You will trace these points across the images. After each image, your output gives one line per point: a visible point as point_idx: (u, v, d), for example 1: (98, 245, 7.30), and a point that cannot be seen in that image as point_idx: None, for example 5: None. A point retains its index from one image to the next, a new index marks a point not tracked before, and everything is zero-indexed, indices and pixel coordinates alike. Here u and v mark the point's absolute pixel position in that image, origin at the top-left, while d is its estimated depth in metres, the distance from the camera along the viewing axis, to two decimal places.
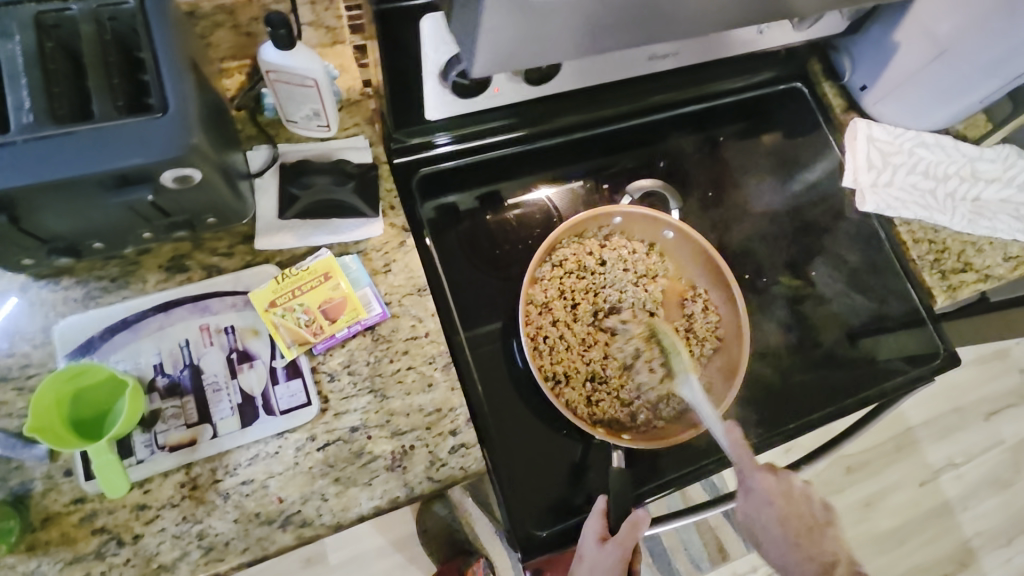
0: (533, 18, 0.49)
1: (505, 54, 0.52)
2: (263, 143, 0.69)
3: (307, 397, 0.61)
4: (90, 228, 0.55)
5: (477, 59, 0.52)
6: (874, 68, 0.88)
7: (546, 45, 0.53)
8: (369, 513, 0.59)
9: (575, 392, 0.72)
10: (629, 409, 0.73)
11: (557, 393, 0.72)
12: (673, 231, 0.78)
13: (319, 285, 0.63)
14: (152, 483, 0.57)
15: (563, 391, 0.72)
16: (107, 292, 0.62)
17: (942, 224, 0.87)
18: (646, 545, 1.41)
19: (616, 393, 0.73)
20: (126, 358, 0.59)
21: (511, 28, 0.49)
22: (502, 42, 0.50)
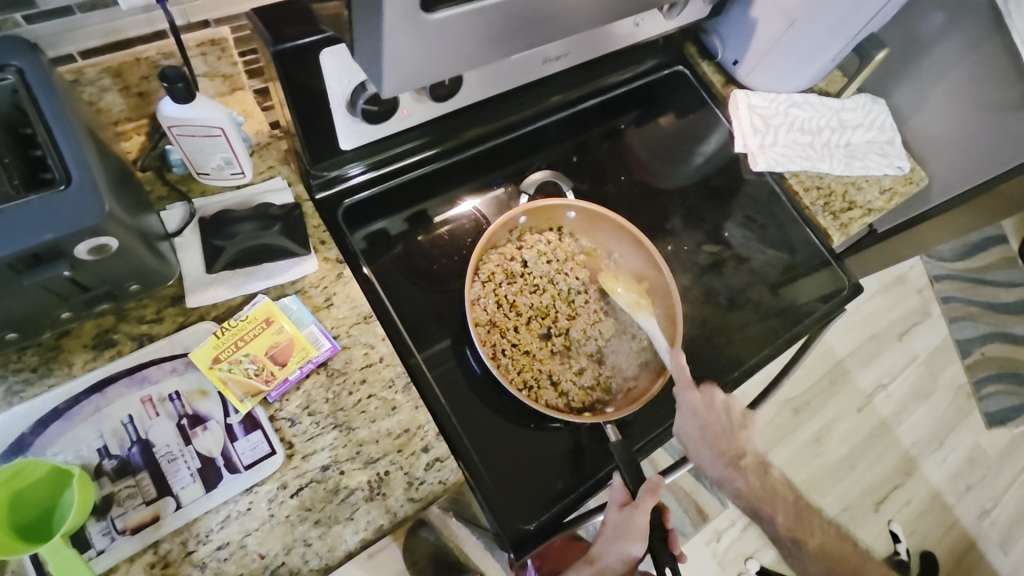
0: (434, 35, 0.51)
1: (412, 70, 0.54)
2: (176, 201, 0.67)
3: (270, 446, 0.60)
4: (1, 318, 0.51)
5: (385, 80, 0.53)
6: (740, 43, 0.97)
7: (450, 57, 0.55)
8: (357, 547, 0.59)
9: (549, 391, 0.75)
10: (602, 385, 0.77)
11: (535, 397, 0.74)
12: (573, 210, 0.83)
13: (262, 331, 0.62)
14: (118, 572, 0.53)
15: (541, 393, 0.74)
16: (30, 384, 0.57)
17: (825, 171, 0.98)
18: None
19: (584, 377, 0.77)
20: (65, 448, 0.55)
21: (416, 45, 0.51)
22: (408, 59, 0.52)
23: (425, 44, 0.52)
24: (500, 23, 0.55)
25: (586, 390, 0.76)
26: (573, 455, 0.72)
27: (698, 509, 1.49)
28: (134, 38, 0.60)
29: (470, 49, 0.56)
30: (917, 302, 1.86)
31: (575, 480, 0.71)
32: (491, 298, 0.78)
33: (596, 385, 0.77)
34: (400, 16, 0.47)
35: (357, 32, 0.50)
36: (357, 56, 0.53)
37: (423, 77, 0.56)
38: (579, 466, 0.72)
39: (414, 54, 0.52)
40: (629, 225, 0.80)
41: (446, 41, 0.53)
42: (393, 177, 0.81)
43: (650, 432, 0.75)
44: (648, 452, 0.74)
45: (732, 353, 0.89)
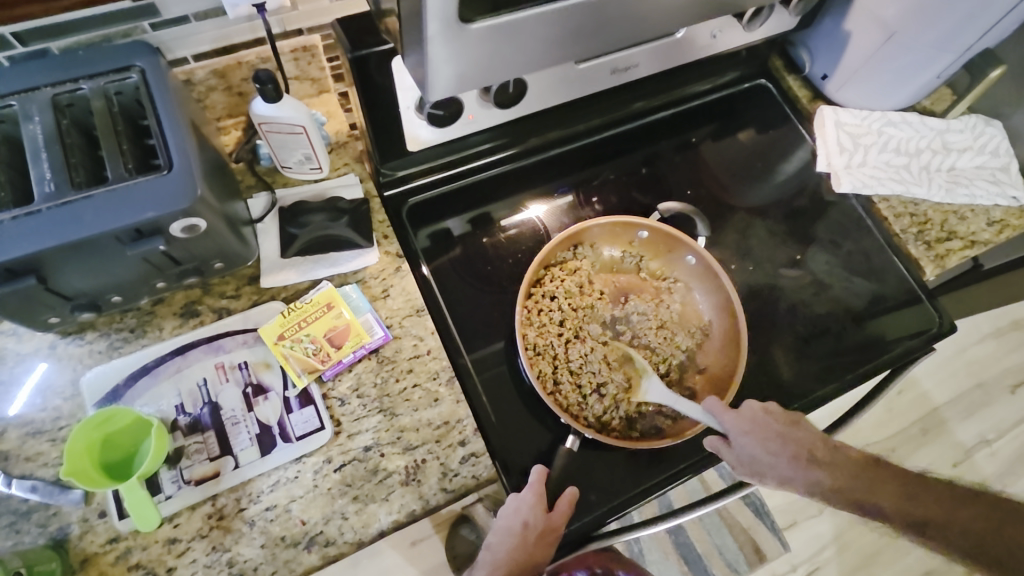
0: (480, 42, 0.54)
1: (456, 77, 0.56)
2: (261, 190, 0.74)
3: (320, 421, 0.64)
4: (109, 282, 0.59)
5: (432, 84, 0.56)
6: (831, 57, 0.91)
7: (492, 66, 0.57)
8: (389, 528, 0.62)
9: (551, 367, 0.74)
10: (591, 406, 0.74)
11: (530, 360, 0.73)
12: (696, 257, 0.80)
13: (323, 315, 0.67)
14: (181, 517, 0.60)
15: (538, 362, 0.74)
16: (128, 341, 0.66)
17: (921, 197, 0.90)
18: (679, 552, 1.39)
19: (585, 387, 0.74)
20: (150, 401, 0.62)
21: (461, 52, 0.53)
22: (452, 65, 0.55)
23: (466, 55, 0.54)
24: (547, 34, 0.57)
25: (569, 401, 0.73)
26: (617, 474, 0.71)
27: (755, 547, 1.40)
28: (238, 43, 0.67)
29: (516, 58, 0.58)
30: None
31: (609, 493, 0.70)
32: (570, 273, 0.79)
33: (593, 404, 0.74)
34: (437, 25, 0.50)
35: (406, 32, 0.53)
36: (406, 61, 0.57)
37: (464, 84, 0.58)
38: (615, 486, 0.70)
39: (448, 66, 0.54)
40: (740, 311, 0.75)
41: (483, 53, 0.55)
42: (458, 180, 0.84)
43: (695, 454, 0.73)
44: (690, 475, 0.72)
45: (797, 384, 0.83)
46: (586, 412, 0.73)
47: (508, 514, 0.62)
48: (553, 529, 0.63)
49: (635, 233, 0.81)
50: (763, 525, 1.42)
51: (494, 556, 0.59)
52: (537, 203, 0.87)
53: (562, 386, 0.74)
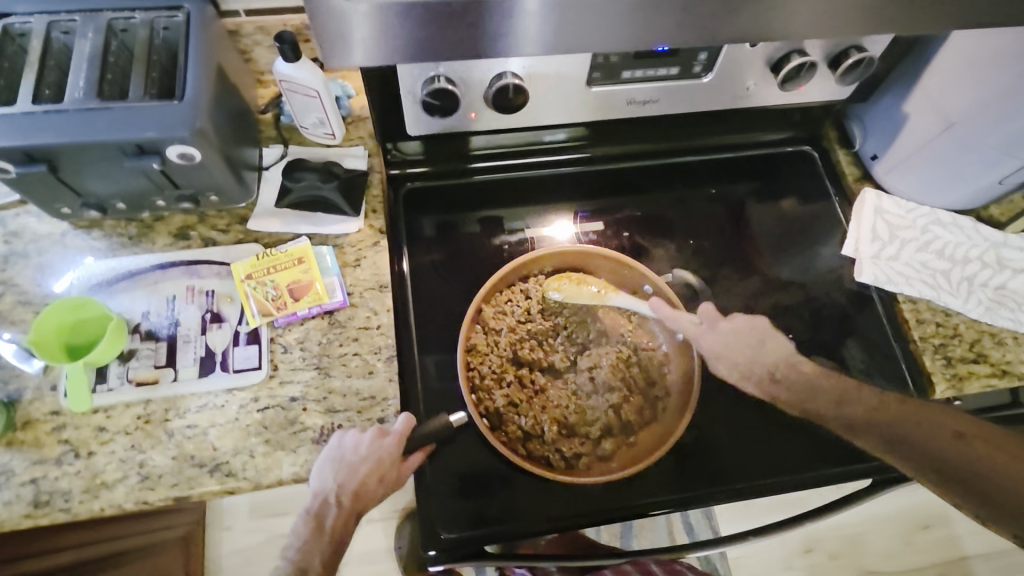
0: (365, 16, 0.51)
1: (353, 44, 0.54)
2: (277, 143, 0.79)
3: (258, 362, 0.68)
4: (118, 189, 0.67)
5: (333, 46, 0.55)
6: (885, 137, 0.85)
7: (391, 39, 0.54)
8: (288, 478, 0.65)
9: (488, 350, 0.74)
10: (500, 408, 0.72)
11: (471, 339, 0.74)
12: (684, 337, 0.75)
13: (292, 267, 0.72)
14: (114, 410, 0.65)
15: (478, 338, 0.74)
16: (123, 246, 0.73)
17: (953, 307, 0.81)
18: None
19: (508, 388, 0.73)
20: (123, 302, 0.69)
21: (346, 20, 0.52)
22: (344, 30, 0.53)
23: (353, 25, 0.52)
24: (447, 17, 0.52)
25: (482, 384, 0.73)
26: (523, 498, 0.70)
27: None
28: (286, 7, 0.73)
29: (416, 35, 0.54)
30: None
31: (511, 512, 0.69)
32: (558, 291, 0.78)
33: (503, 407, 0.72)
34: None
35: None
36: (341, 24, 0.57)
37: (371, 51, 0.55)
38: (518, 509, 0.69)
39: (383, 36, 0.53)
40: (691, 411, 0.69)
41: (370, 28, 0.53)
42: (466, 181, 0.86)
43: (606, 503, 0.70)
44: (594, 523, 0.69)
45: None
46: (491, 412, 0.72)
47: (351, 456, 0.63)
48: (397, 474, 0.64)
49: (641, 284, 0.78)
50: None
51: (345, 488, 0.63)
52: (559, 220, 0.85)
53: (485, 367, 0.73)
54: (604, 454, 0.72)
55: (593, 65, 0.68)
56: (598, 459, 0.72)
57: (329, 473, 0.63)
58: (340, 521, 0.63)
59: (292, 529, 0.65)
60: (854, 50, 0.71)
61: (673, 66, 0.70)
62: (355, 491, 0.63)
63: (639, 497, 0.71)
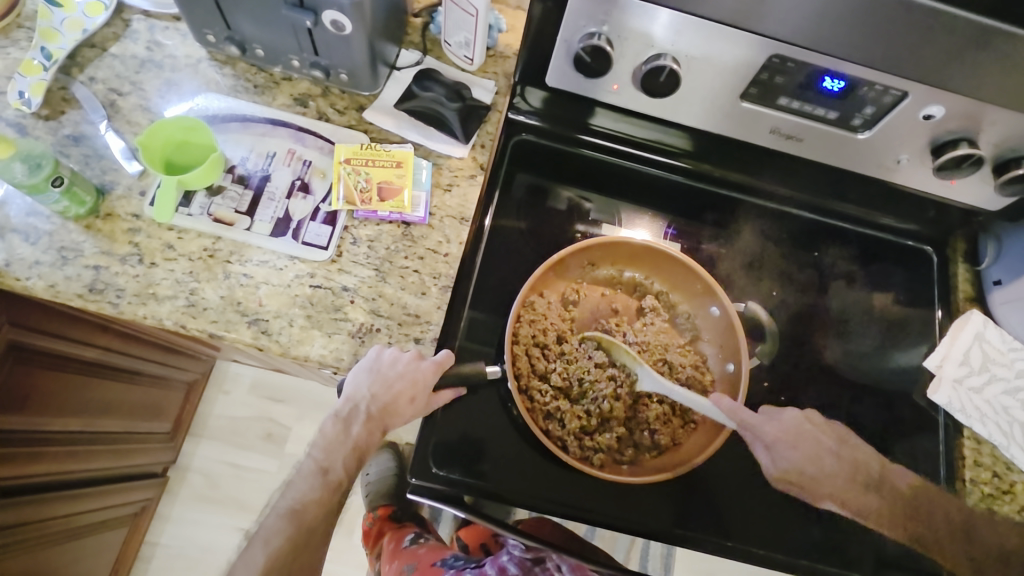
0: None
1: None
2: (417, 50, 0.80)
3: (326, 243, 0.69)
4: (263, 35, 0.69)
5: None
6: (1016, 266, 0.78)
7: None
8: (314, 358, 0.66)
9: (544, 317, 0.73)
10: (534, 376, 0.72)
11: (530, 301, 0.73)
12: (734, 367, 0.73)
13: (389, 168, 0.72)
14: (187, 234, 0.68)
15: (538, 301, 0.73)
16: (246, 92, 0.75)
17: (1016, 463, 0.75)
18: None
19: (548, 359, 0.72)
20: (228, 141, 0.71)
21: None
22: None
23: None
24: None
25: (524, 347, 0.71)
26: (519, 468, 0.69)
27: None
28: None
29: None
30: None
31: (502, 476, 0.69)
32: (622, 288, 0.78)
33: (538, 376, 0.72)
34: None
35: None
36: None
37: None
38: (506, 473, 0.69)
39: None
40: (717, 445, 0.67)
41: None
42: (579, 152, 0.83)
43: (593, 504, 0.69)
44: (573, 517, 0.69)
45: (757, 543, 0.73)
46: (525, 375, 0.71)
47: (388, 370, 0.64)
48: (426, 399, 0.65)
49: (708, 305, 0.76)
50: None
51: (374, 400, 0.65)
52: (643, 228, 0.82)
53: (531, 331, 0.72)
54: (619, 458, 0.71)
55: (753, 80, 0.64)
56: (615, 460, 0.71)
57: (364, 382, 0.64)
58: (365, 431, 0.68)
59: (323, 429, 0.70)
60: None
61: (832, 110, 0.66)
62: (383, 404, 0.65)
63: (625, 513, 0.69)
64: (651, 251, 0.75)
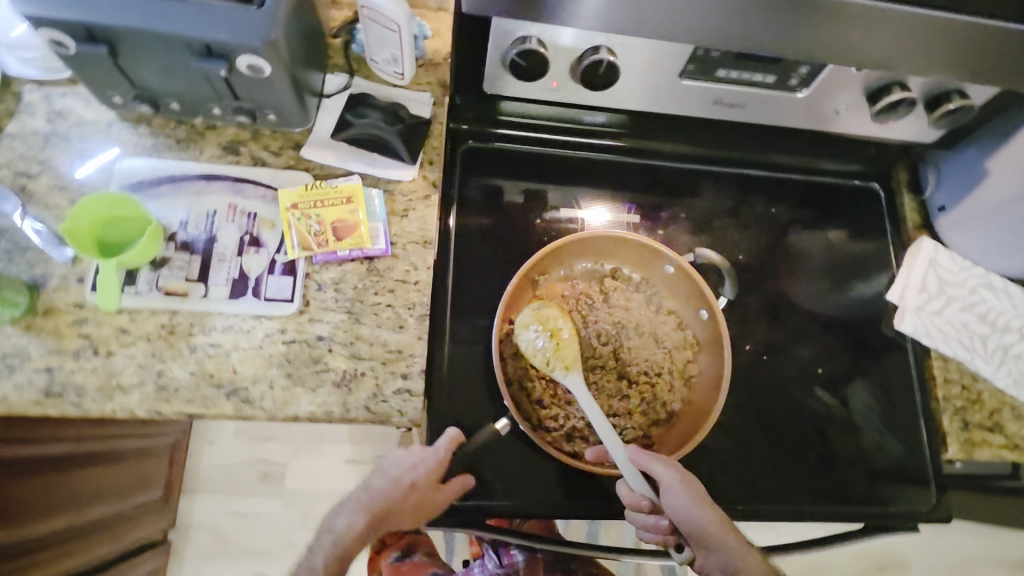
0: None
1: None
2: (343, 73, 0.76)
3: (291, 295, 0.67)
4: (173, 88, 0.63)
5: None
6: (958, 190, 0.82)
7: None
8: (303, 416, 0.64)
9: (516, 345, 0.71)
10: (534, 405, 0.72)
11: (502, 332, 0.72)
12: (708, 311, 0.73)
13: (340, 205, 0.69)
14: (139, 315, 0.64)
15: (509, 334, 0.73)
16: (170, 149, 0.70)
17: (982, 373, 0.80)
18: None
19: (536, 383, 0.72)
20: (162, 206, 0.67)
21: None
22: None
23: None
24: None
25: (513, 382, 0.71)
26: (532, 479, 0.68)
27: None
28: None
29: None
30: None
31: (516, 490, 0.68)
32: (577, 277, 0.77)
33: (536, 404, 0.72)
34: None
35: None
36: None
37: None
38: (519, 488, 0.68)
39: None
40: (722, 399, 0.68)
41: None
42: (531, 150, 0.82)
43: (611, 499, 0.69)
44: (594, 515, 0.69)
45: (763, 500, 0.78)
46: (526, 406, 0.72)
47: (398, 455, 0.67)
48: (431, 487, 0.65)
49: (661, 264, 0.76)
50: None
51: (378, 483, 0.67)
52: (602, 208, 0.83)
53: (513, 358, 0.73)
54: (648, 440, 0.73)
55: (692, 58, 0.64)
56: (644, 447, 0.72)
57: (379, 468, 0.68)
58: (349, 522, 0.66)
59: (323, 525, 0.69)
60: (956, 95, 0.68)
61: (770, 74, 0.67)
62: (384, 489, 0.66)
63: None
64: (590, 241, 0.74)
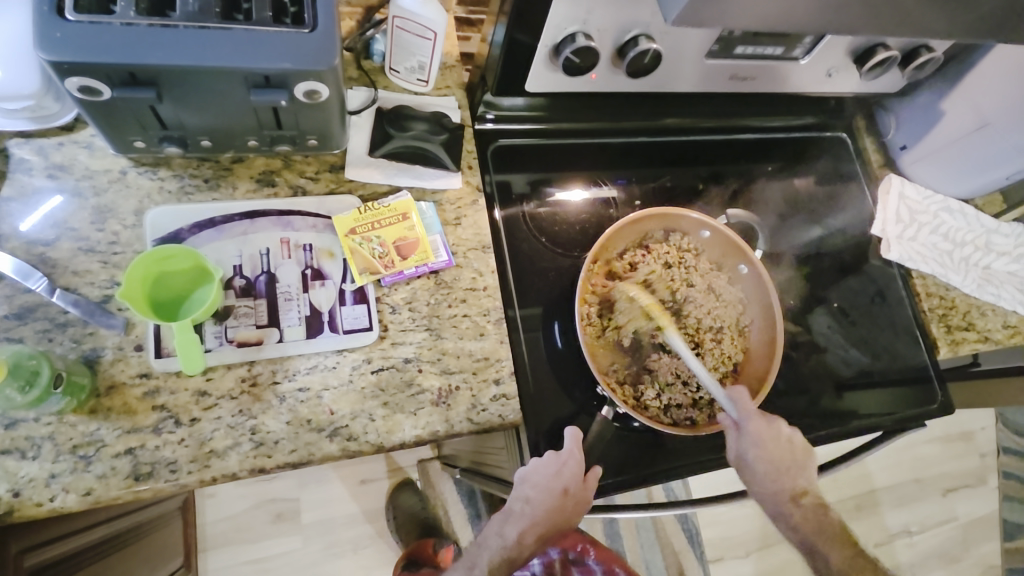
0: None
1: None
2: (363, 86, 0.73)
3: (369, 323, 0.65)
4: (211, 123, 0.59)
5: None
6: (916, 130, 0.94)
7: None
8: (410, 441, 0.63)
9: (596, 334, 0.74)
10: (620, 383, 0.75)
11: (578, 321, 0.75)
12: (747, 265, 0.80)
13: (397, 223, 0.67)
14: (215, 373, 0.59)
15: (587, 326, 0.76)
16: (199, 190, 0.64)
17: (955, 284, 0.93)
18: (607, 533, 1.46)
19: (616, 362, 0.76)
20: (210, 254, 0.62)
21: None
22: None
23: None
24: None
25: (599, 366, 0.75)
26: (631, 454, 0.73)
27: (680, 568, 1.47)
28: None
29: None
30: (976, 465, 1.69)
31: (616, 466, 0.72)
32: (627, 256, 0.80)
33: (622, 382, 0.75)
34: None
35: None
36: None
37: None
38: (620, 464, 0.72)
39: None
40: (781, 341, 0.75)
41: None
42: (550, 141, 0.83)
43: (699, 455, 0.74)
44: (688, 472, 0.74)
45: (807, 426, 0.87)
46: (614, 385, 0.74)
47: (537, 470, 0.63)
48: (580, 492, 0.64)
49: (698, 231, 0.81)
50: (693, 552, 1.48)
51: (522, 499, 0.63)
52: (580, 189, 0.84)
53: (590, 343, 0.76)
54: None
55: (718, 38, 0.69)
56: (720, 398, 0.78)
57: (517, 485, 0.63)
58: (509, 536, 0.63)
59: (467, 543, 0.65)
60: (924, 50, 0.78)
61: (780, 46, 0.73)
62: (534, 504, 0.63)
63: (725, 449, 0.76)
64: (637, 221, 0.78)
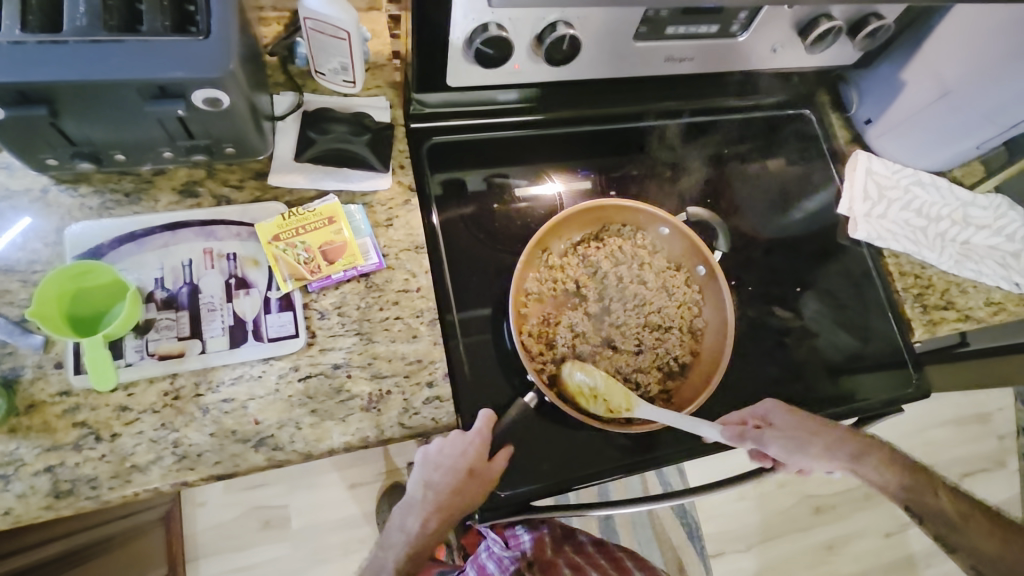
0: None
1: None
2: (289, 91, 0.72)
3: (295, 330, 0.64)
4: (120, 138, 0.58)
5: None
6: (880, 103, 0.90)
7: None
8: (339, 448, 0.62)
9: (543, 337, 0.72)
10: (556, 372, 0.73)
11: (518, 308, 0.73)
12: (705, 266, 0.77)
13: (322, 227, 0.66)
14: (136, 387, 0.59)
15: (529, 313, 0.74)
16: (120, 205, 0.64)
17: (930, 261, 0.89)
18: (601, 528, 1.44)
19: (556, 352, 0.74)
20: (131, 268, 0.61)
21: None
22: None
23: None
24: None
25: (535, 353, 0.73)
26: (576, 453, 0.70)
27: (680, 566, 1.43)
28: None
29: None
30: (992, 448, 1.62)
31: (562, 466, 0.69)
32: (579, 246, 0.78)
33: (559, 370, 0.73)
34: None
35: None
36: None
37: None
38: (566, 462, 0.69)
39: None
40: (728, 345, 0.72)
41: None
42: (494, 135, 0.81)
43: (650, 452, 0.71)
44: (639, 470, 0.71)
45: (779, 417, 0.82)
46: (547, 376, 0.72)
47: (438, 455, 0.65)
48: (482, 475, 0.64)
49: (655, 226, 0.79)
50: (692, 548, 1.44)
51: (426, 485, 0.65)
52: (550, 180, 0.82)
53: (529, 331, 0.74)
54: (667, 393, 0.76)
55: (643, 20, 0.66)
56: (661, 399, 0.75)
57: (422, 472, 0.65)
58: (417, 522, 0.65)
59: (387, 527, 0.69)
60: (873, 18, 0.74)
61: (715, 24, 0.70)
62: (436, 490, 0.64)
63: (679, 444, 0.72)
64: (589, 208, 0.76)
